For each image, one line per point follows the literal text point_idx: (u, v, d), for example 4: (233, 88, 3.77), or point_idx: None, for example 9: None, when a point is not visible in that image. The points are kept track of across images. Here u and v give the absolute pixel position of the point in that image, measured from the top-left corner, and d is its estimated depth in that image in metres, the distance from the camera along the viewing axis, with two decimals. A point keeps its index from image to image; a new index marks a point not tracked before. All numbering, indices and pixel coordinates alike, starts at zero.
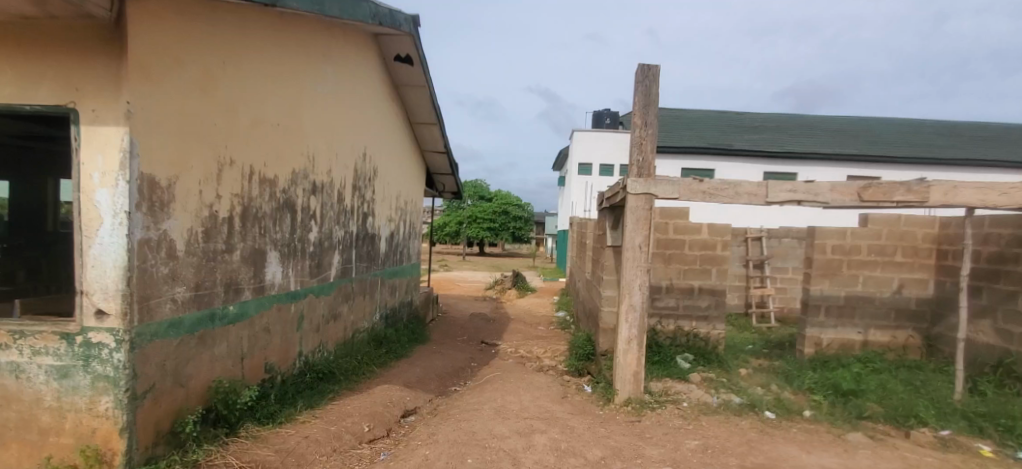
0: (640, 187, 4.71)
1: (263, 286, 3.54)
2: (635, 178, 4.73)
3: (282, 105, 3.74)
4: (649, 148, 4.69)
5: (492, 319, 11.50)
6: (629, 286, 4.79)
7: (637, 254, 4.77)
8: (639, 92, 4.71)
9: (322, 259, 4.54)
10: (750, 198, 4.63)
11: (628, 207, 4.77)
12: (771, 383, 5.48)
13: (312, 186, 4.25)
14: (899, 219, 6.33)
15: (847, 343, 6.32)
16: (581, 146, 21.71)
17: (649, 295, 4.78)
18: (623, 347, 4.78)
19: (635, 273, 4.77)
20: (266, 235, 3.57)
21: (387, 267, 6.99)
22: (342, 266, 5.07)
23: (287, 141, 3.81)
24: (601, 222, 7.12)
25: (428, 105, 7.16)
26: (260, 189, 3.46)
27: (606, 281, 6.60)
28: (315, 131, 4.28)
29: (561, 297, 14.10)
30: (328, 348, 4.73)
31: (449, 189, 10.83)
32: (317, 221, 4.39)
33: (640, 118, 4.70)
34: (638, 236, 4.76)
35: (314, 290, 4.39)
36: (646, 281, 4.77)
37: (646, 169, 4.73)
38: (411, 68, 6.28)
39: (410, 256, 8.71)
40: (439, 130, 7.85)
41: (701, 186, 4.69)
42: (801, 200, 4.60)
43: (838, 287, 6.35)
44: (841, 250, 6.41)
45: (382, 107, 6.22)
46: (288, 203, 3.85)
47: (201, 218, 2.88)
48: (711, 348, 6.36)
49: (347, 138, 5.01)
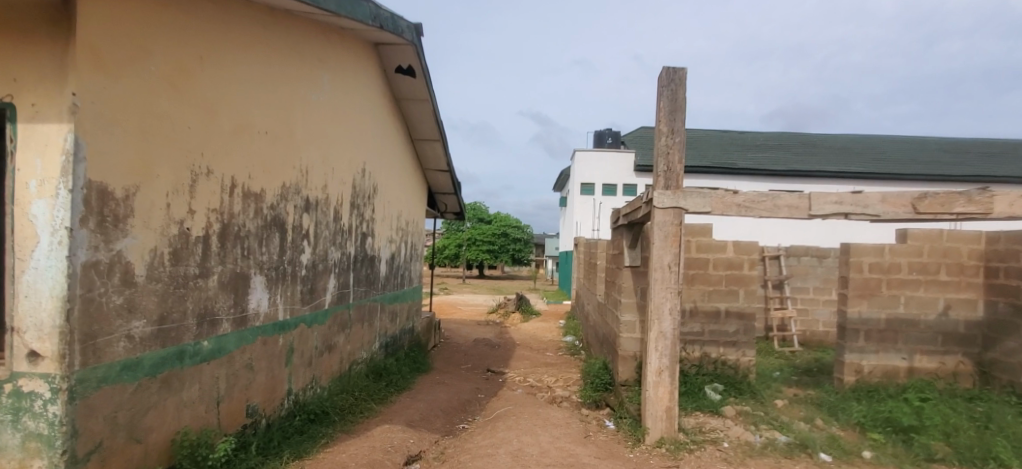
0: (668, 201, 4.27)
1: (245, 317, 3.04)
2: (662, 190, 4.28)
3: (272, 111, 3.29)
4: (677, 158, 4.25)
5: (497, 345, 10.94)
6: (657, 310, 4.29)
7: (668, 274, 4.29)
8: (664, 98, 4.26)
9: (315, 283, 4.05)
10: (791, 211, 4.25)
11: (655, 222, 4.31)
12: (814, 417, 5.19)
13: (305, 203, 3.79)
14: (941, 236, 6.20)
15: (891, 371, 6.19)
16: (584, 166, 21.48)
17: (680, 321, 4.28)
18: (653, 379, 4.27)
19: (665, 296, 4.28)
20: (250, 256, 3.08)
21: (387, 292, 6.52)
22: (338, 292, 4.59)
23: (276, 152, 3.34)
24: (616, 241, 6.67)
25: (430, 121, 6.78)
26: (244, 204, 2.97)
27: (623, 304, 6.11)
28: (308, 142, 3.83)
29: (568, 321, 13.48)
30: (321, 384, 4.22)
31: (451, 210, 10.41)
32: (311, 242, 3.92)
33: (666, 125, 4.26)
34: (667, 255, 4.28)
35: (307, 319, 3.89)
36: (677, 305, 4.28)
37: (674, 180, 4.28)
38: (413, 80, 5.90)
39: (412, 278, 8.25)
40: (442, 146, 7.45)
41: (736, 198, 4.25)
42: (847, 212, 4.22)
43: (877, 309, 6.21)
44: (880, 268, 6.23)
45: (382, 122, 5.81)
46: (277, 221, 3.37)
47: (168, 238, 2.39)
48: (741, 377, 5.96)
49: (344, 151, 4.57)
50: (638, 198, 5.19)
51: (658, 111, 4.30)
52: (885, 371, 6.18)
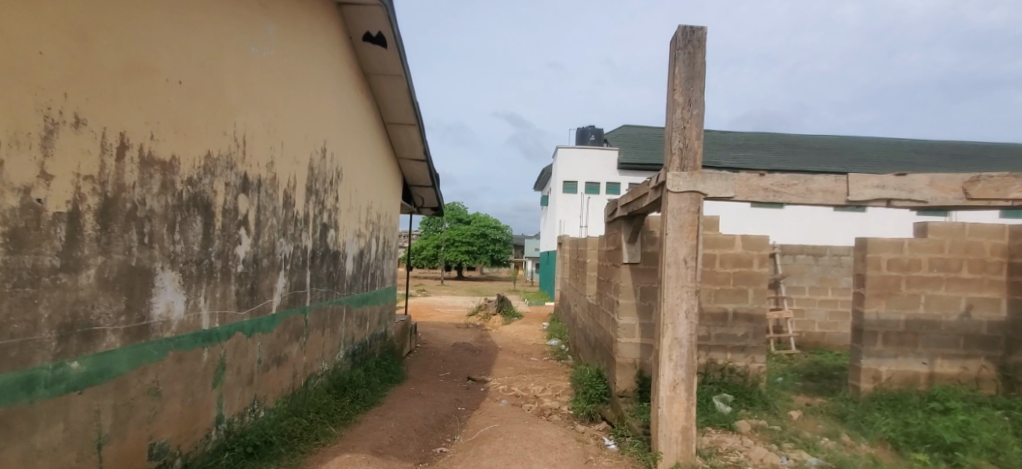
0: (684, 184, 3.62)
1: (146, 326, 2.26)
2: (677, 172, 3.63)
3: (191, 55, 2.50)
4: (695, 133, 3.60)
5: (478, 350, 10.20)
6: (672, 313, 3.63)
7: (683, 271, 3.63)
8: (680, 62, 3.60)
9: (258, 283, 3.26)
10: (825, 196, 3.64)
11: (668, 209, 3.65)
12: (838, 432, 4.61)
13: (243, 182, 3.01)
14: (963, 229, 5.69)
15: (910, 377, 5.64)
16: (566, 163, 20.90)
17: (698, 326, 3.62)
18: (667, 394, 3.61)
19: (680, 296, 3.63)
20: (154, 245, 2.30)
21: (354, 294, 5.73)
22: (291, 293, 3.81)
23: (197, 109, 2.56)
24: (612, 235, 6.01)
25: (405, 101, 6.02)
26: (141, 174, 2.20)
27: (622, 306, 5.48)
28: (248, 105, 3.05)
29: (551, 323, 12.79)
30: (265, 406, 3.43)
31: (429, 204, 9.64)
32: (252, 230, 3.14)
33: (682, 95, 3.61)
34: (683, 248, 3.63)
35: (246, 327, 3.11)
36: (694, 306, 3.62)
37: (692, 160, 3.62)
38: (384, 51, 5.14)
39: (385, 278, 7.47)
40: (418, 132, 6.71)
41: (762, 181, 3.64)
42: (890, 198, 3.63)
43: (895, 309, 5.67)
44: (898, 265, 5.69)
45: (348, 97, 5.04)
46: (198, 201, 2.59)
47: (2, 212, 1.61)
48: (751, 386, 5.37)
49: (298, 123, 3.79)
50: (641, 185, 4.54)
51: (674, 78, 3.64)
52: (904, 377, 5.63)
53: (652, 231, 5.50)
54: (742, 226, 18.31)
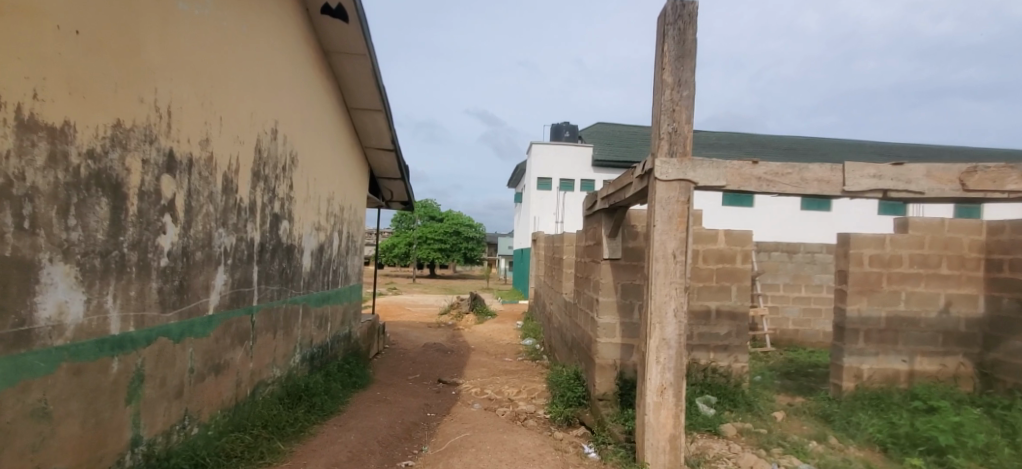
0: (673, 172, 3.34)
1: (29, 329, 1.86)
2: (666, 158, 3.34)
3: (97, 4, 2.11)
4: (685, 117, 3.32)
5: (449, 350, 9.81)
6: (660, 312, 3.35)
7: (672, 266, 3.35)
8: (669, 39, 3.32)
9: (189, 279, 2.93)
10: (820, 186, 3.42)
11: (656, 199, 3.37)
12: (826, 434, 4.42)
13: (166, 160, 2.67)
14: (943, 225, 5.56)
15: (891, 375, 5.51)
16: (540, 160, 20.63)
17: (687, 326, 3.35)
18: (655, 400, 3.34)
19: (668, 293, 3.35)
20: (37, 229, 1.89)
21: (314, 292, 5.37)
22: (233, 292, 3.49)
23: (103, 68, 2.17)
24: (590, 230, 5.72)
25: (369, 82, 5.66)
26: (23, 141, 1.79)
27: (602, 304, 5.21)
28: (173, 74, 2.69)
29: (525, 322, 12.47)
30: (200, 419, 3.11)
31: (398, 198, 9.20)
32: (180, 219, 2.82)
33: (671, 75, 3.33)
34: (672, 241, 3.36)
35: (172, 331, 2.79)
36: (684, 304, 3.35)
37: (682, 146, 3.34)
38: (345, 26, 4.75)
39: (349, 276, 7.04)
40: (384, 118, 6.34)
41: (755, 170, 3.39)
42: (886, 189, 3.43)
43: (877, 306, 5.51)
44: (880, 261, 5.52)
45: (305, 75, 4.66)
46: (104, 181, 2.24)
47: None
48: (734, 386, 5.16)
49: (239, 97, 3.43)
50: (623, 176, 4.25)
51: (662, 56, 3.35)
52: (885, 376, 5.50)
53: (634, 225, 5.24)
54: (719, 217, 19.17)
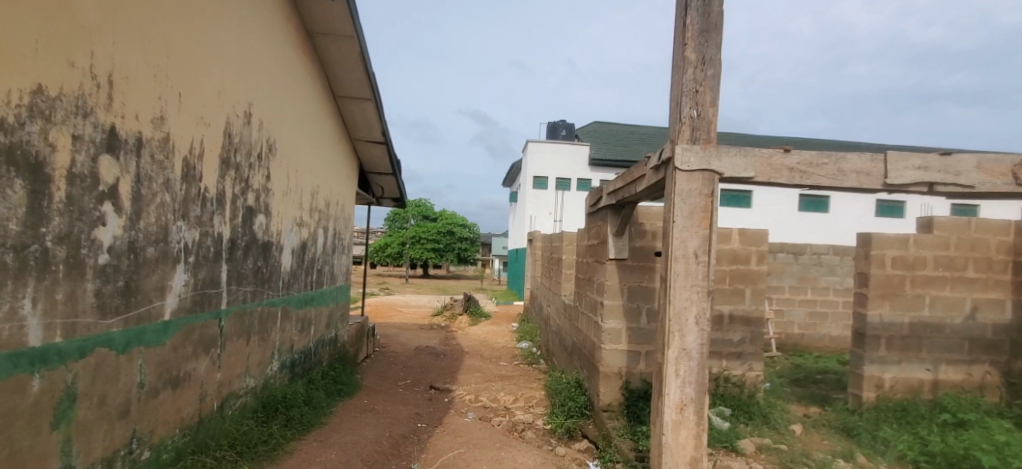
0: (695, 161, 2.96)
1: None
2: (687, 145, 2.97)
3: None
4: (710, 99, 2.94)
5: (442, 354, 9.40)
6: (679, 319, 2.96)
7: (693, 267, 2.97)
8: (693, 10, 2.95)
9: (138, 279, 2.52)
10: (859, 178, 3.05)
11: (677, 191, 2.99)
12: (853, 451, 4.07)
13: (107, 138, 2.27)
14: (970, 225, 5.23)
15: (914, 385, 5.14)
16: (536, 158, 20.26)
17: (710, 335, 2.97)
18: (674, 418, 2.96)
19: (689, 298, 2.97)
20: None
21: (296, 294, 4.97)
22: (196, 294, 3.08)
23: (19, 19, 1.76)
24: (594, 227, 5.34)
25: (357, 67, 5.29)
26: None
27: (607, 308, 4.84)
28: (117, 38, 2.29)
29: (520, 324, 12.08)
30: (151, 440, 2.70)
31: (389, 194, 8.80)
32: (125, 210, 2.41)
33: (694, 52, 2.95)
34: (693, 240, 2.98)
35: (115, 341, 2.38)
36: (707, 310, 2.97)
37: (707, 132, 2.96)
38: (331, 4, 4.36)
39: (336, 276, 6.63)
40: (374, 107, 5.96)
41: (787, 159, 3.02)
42: (932, 182, 3.08)
43: (899, 311, 5.16)
44: (903, 263, 5.17)
45: (285, 56, 4.26)
46: (19, 159, 1.81)
47: None
48: (748, 397, 4.80)
49: (204, 72, 3.03)
50: (633, 169, 3.88)
51: (684, 30, 2.97)
52: (908, 385, 5.12)
53: (642, 223, 4.86)
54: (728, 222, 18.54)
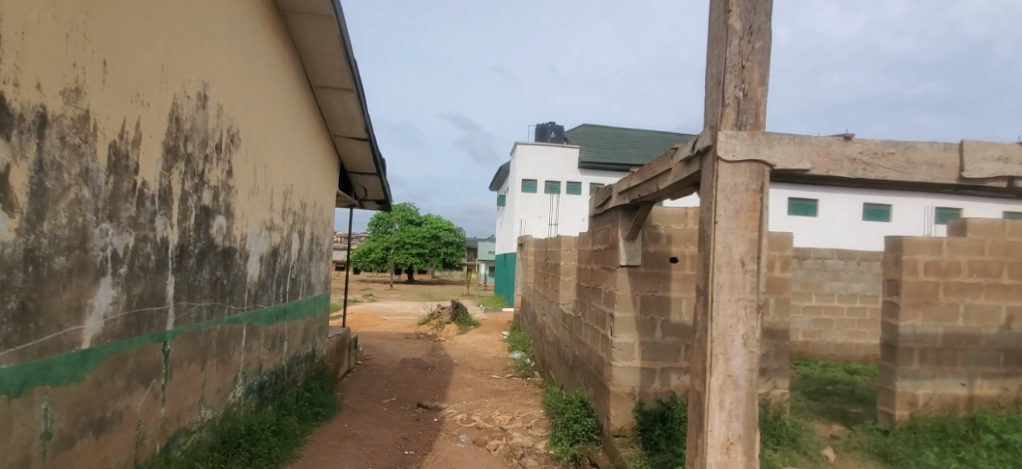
0: (742, 150, 2.45)
1: None
2: (732, 131, 2.45)
3: None
4: (759, 76, 2.43)
5: (430, 367, 8.81)
6: (724, 340, 2.46)
7: (740, 277, 2.46)
8: None
9: (40, 298, 1.92)
10: (930, 171, 2.58)
11: (719, 187, 2.48)
12: None
13: None
14: (1005, 227, 4.83)
15: (949, 401, 4.69)
16: (525, 160, 19.80)
17: (760, 358, 2.47)
18: (719, 461, 2.44)
19: (736, 315, 2.46)
20: None
21: (265, 307, 4.40)
22: (128, 311, 2.49)
23: None
24: (601, 231, 4.84)
25: (337, 53, 4.74)
26: None
27: (618, 321, 4.33)
28: None
29: (512, 333, 11.54)
30: None
31: (373, 196, 8.22)
32: (21, 207, 1.80)
33: (739, 20, 2.44)
34: (739, 245, 2.47)
35: (7, 381, 1.76)
36: (756, 329, 2.46)
37: (755, 115, 2.47)
38: None
39: (313, 285, 6.04)
40: (356, 98, 5.40)
41: (849, 148, 2.53)
42: (1013, 176, 2.64)
43: (933, 321, 4.71)
44: (935, 269, 4.75)
45: (250, 32, 3.69)
46: None
47: None
48: (774, 419, 4.32)
49: (138, 39, 2.45)
50: (654, 163, 3.39)
51: None
52: (944, 403, 4.65)
53: (656, 225, 4.37)
54: None
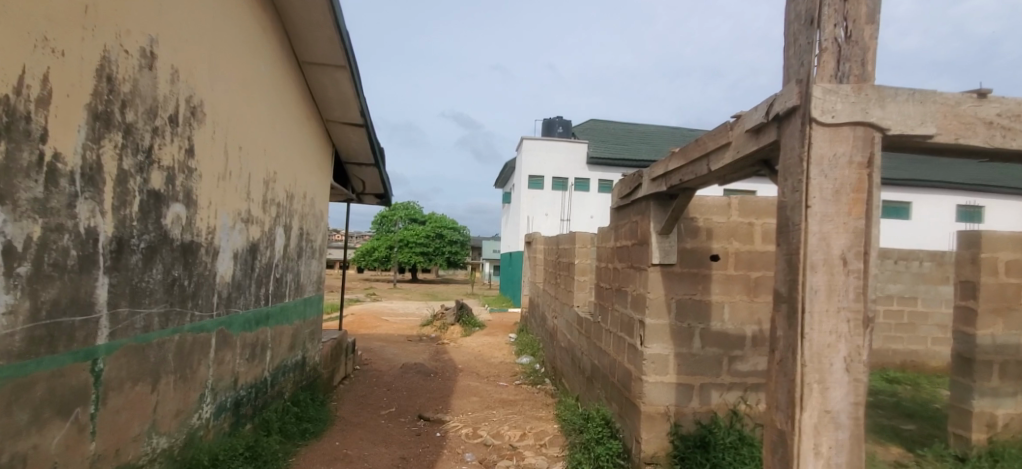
0: (845, 109, 1.83)
1: None
2: (831, 85, 1.83)
3: None
4: (868, 10, 1.79)
5: (432, 373, 8.21)
6: (820, 365, 1.85)
7: (840, 279, 1.85)
8: None
9: None
10: None
11: (815, 159, 1.86)
12: None
13: None
14: None
15: None
16: (531, 155, 19.17)
17: (866, 388, 1.86)
18: None
19: (836, 330, 1.84)
20: None
21: (241, 313, 3.80)
22: (30, 321, 1.90)
23: None
24: (629, 224, 4.21)
25: (326, 21, 4.13)
26: None
27: (649, 329, 3.72)
28: None
29: (520, 336, 10.91)
30: None
31: (371, 190, 7.61)
32: None
33: None
34: (840, 238, 1.85)
35: None
36: (863, 349, 1.85)
37: (861, 64, 1.84)
38: None
39: (303, 286, 5.45)
40: (349, 75, 4.78)
41: (982, 109, 1.91)
42: None
43: (1015, 331, 4.02)
44: (1017, 270, 4.07)
45: None
46: None
47: None
48: None
49: None
50: (704, 139, 2.76)
51: None
52: None
53: (694, 217, 3.75)
54: None
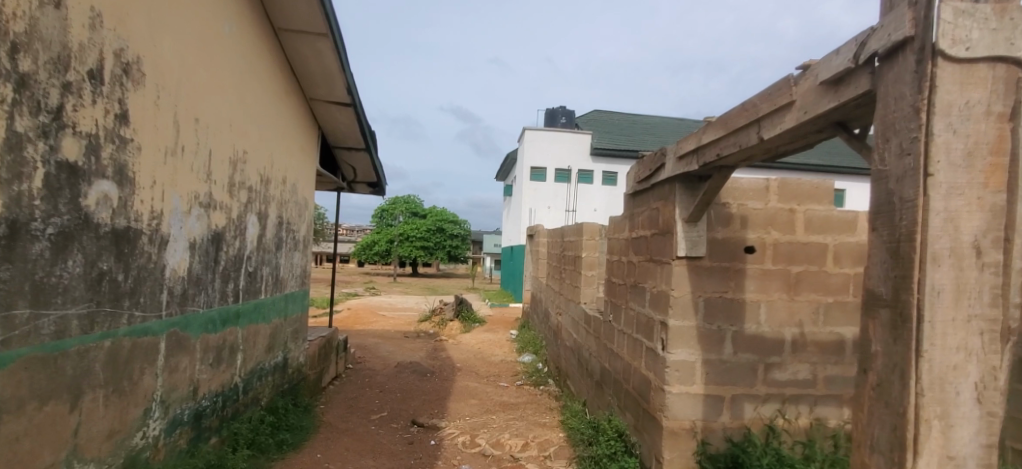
0: (983, 37, 1.32)
1: None
2: (964, 5, 1.33)
3: None
4: None
5: (429, 372, 7.72)
6: (942, 395, 1.33)
7: (972, 277, 1.33)
8: None
9: None
10: None
11: (938, 108, 1.33)
12: None
13: None
14: None
15: None
16: (533, 146, 18.62)
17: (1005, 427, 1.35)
18: None
19: (966, 346, 1.33)
20: None
21: (201, 313, 3.29)
22: None
23: None
24: (648, 212, 3.69)
25: None
26: None
27: (673, 332, 3.21)
28: None
29: (522, 332, 10.41)
30: None
31: (362, 177, 7.08)
32: None
33: None
34: (972, 219, 1.33)
35: None
36: (1001, 372, 1.33)
37: None
38: None
39: (283, 281, 4.93)
40: (332, 44, 4.25)
41: None
42: None
43: None
44: None
45: None
46: None
47: None
48: None
49: None
50: (754, 101, 2.24)
51: None
52: None
53: (727, 203, 3.22)
54: None
